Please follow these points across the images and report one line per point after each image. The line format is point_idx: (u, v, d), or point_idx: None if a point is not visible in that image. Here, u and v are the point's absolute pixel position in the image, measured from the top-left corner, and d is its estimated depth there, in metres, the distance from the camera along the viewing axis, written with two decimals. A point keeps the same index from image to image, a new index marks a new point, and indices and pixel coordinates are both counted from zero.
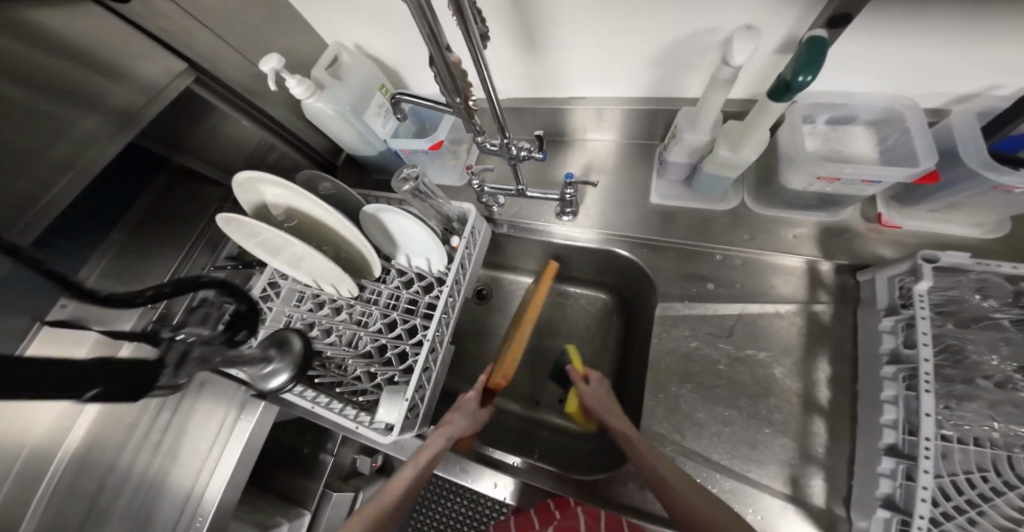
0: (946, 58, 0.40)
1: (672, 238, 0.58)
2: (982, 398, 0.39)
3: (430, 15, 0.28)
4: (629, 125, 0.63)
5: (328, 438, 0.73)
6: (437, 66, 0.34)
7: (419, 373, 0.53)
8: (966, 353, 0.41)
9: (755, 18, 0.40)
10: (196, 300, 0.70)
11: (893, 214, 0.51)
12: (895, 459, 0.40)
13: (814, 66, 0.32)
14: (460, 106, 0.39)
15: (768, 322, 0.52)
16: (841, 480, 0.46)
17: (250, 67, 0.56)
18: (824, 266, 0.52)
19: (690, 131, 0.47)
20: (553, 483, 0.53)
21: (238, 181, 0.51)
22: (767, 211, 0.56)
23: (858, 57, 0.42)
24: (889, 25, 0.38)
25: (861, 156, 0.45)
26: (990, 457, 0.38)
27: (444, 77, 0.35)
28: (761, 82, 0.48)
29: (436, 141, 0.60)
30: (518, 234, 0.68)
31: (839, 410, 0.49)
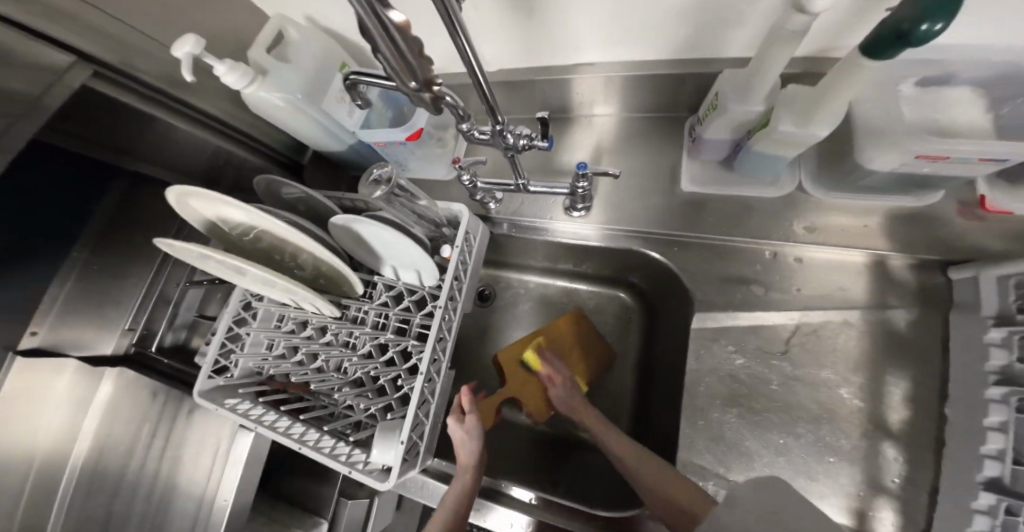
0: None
1: (706, 232, 0.48)
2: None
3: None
4: (649, 95, 0.51)
5: None
6: (373, 40, 0.22)
7: (415, 409, 0.45)
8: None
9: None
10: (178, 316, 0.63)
11: (1000, 196, 0.40)
12: (999, 496, 0.31)
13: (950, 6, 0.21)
14: (420, 95, 0.26)
15: (832, 333, 0.43)
16: (921, 515, 0.38)
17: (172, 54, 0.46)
18: (896, 261, 0.43)
19: (739, 98, 0.36)
20: (571, 518, 0.46)
21: (171, 200, 0.40)
22: (832, 196, 0.45)
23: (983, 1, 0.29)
24: None
25: (969, 126, 0.32)
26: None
27: (386, 53, 0.23)
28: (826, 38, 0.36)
29: (415, 129, 0.49)
30: (520, 235, 0.58)
31: (920, 434, 0.40)
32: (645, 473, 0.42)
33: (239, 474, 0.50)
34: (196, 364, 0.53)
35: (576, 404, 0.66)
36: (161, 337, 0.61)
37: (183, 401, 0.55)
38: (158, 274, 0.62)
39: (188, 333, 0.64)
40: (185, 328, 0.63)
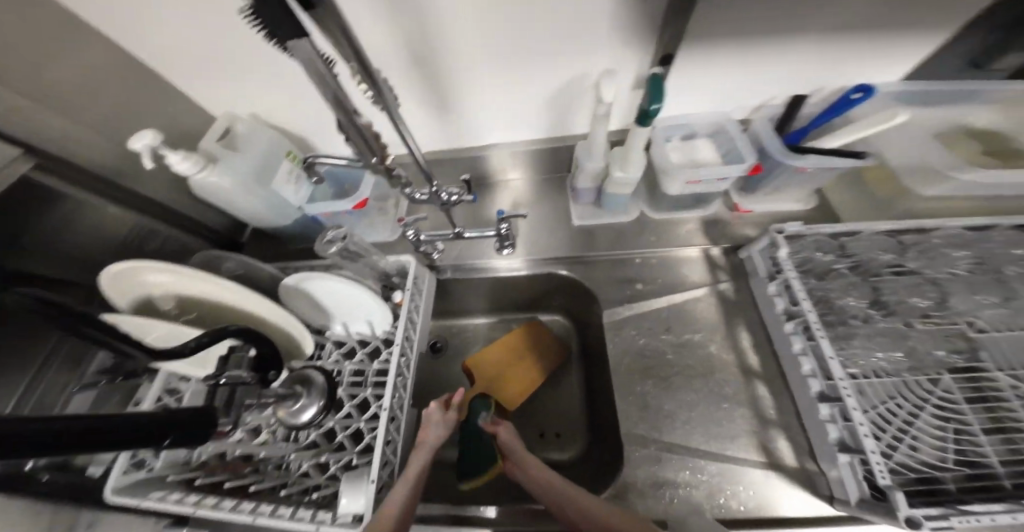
0: (738, 80, 0.54)
1: (596, 250, 0.65)
2: (860, 335, 0.47)
3: (330, 81, 0.29)
4: (541, 163, 0.71)
5: None
6: (349, 132, 0.34)
7: (382, 446, 0.44)
8: (832, 300, 0.49)
9: (614, 63, 0.52)
10: None
11: (745, 202, 0.62)
12: (830, 405, 0.43)
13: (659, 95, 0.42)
14: (378, 166, 0.39)
15: (693, 306, 0.59)
16: (798, 431, 0.49)
17: (116, 147, 0.51)
18: (715, 251, 0.62)
19: (587, 157, 0.57)
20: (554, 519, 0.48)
21: (104, 279, 0.40)
22: (660, 214, 0.66)
23: (680, 89, 0.57)
24: (698, 63, 0.52)
25: (710, 162, 0.55)
26: (892, 385, 0.44)
27: (356, 139, 0.36)
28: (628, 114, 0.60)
29: (360, 199, 0.59)
30: (464, 276, 0.68)
31: (769, 369, 0.53)
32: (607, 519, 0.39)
33: None
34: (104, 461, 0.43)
35: (538, 428, 0.71)
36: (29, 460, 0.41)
37: None
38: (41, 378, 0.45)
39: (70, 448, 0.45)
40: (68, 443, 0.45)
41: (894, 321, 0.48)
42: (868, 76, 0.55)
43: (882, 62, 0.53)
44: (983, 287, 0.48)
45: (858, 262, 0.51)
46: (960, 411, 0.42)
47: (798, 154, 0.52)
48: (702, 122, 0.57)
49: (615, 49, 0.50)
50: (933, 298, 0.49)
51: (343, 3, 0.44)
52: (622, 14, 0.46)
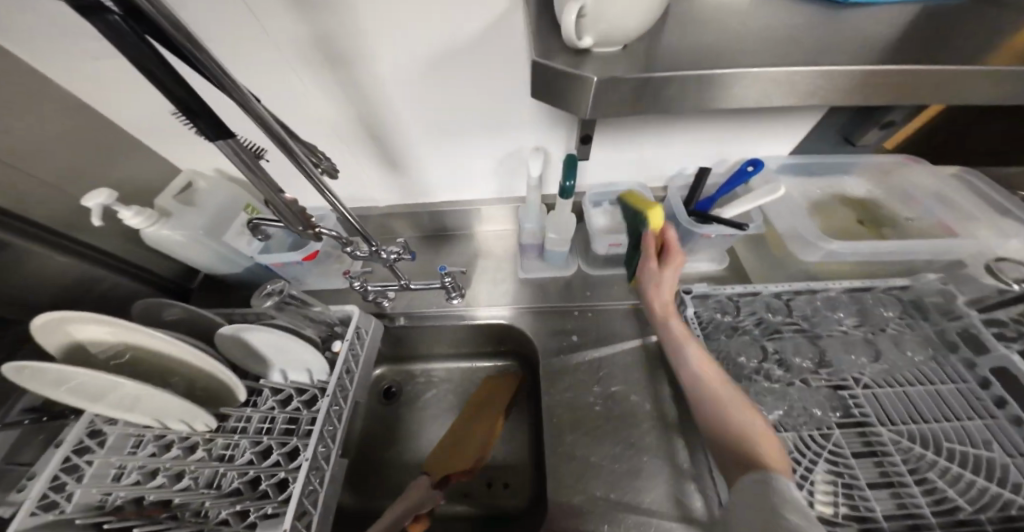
0: (651, 153, 0.62)
1: (539, 302, 0.70)
2: (759, 389, 0.53)
3: (254, 170, 0.34)
4: (487, 219, 0.76)
5: None
6: (274, 204, 0.38)
7: (300, 497, 0.44)
8: (734, 358, 0.55)
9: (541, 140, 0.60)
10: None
11: None
12: None
13: (570, 174, 0.49)
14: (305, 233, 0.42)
15: (622, 358, 0.63)
16: (709, 483, 0.51)
17: (72, 201, 0.54)
18: (644, 306, 0.67)
19: (526, 220, 0.64)
20: None
21: (36, 325, 0.40)
22: (599, 273, 0.71)
23: (605, 164, 0.64)
24: (616, 139, 0.60)
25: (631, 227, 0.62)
26: (790, 439, 0.48)
27: (283, 212, 0.39)
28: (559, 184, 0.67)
29: (311, 251, 0.63)
30: (419, 320, 0.71)
31: (687, 419, 0.57)
32: (750, 424, 0.38)
33: None
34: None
35: (485, 479, 0.70)
36: None
37: None
38: None
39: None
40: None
41: (792, 376, 0.55)
42: (758, 152, 0.64)
43: (768, 141, 0.62)
44: (854, 346, 0.56)
45: (761, 319, 0.58)
46: (851, 467, 0.46)
47: (704, 223, 0.58)
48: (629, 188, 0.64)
49: (545, 130, 0.58)
50: (813, 357, 0.56)
51: (298, 85, 0.50)
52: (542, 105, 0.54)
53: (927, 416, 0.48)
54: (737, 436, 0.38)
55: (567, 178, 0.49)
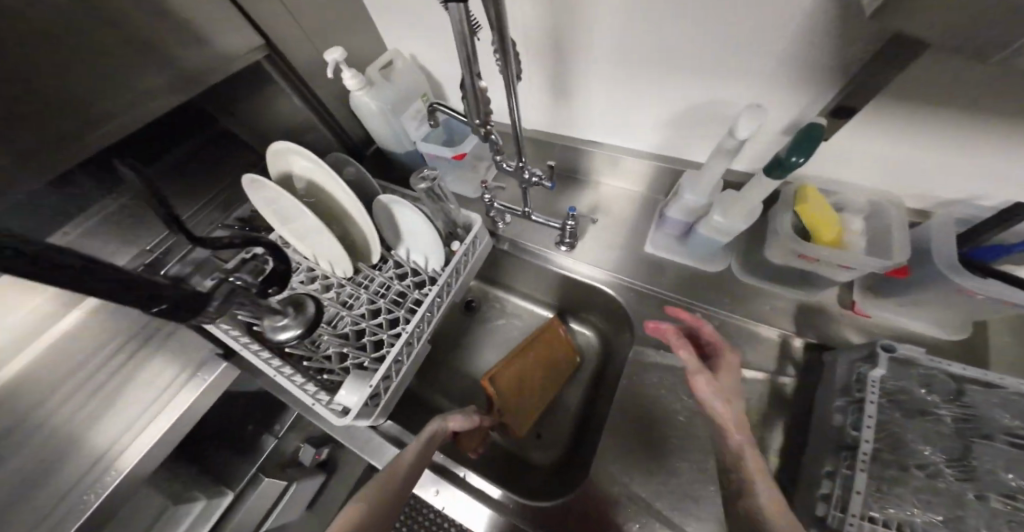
0: (926, 158, 0.44)
1: (662, 287, 0.61)
2: (908, 484, 0.39)
3: (468, 45, 0.32)
4: (639, 176, 0.67)
5: (276, 421, 0.81)
6: (467, 90, 0.37)
7: (390, 363, 0.52)
8: (904, 440, 0.41)
9: (763, 97, 0.46)
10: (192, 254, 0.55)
11: (868, 304, 0.52)
12: None
13: (806, 146, 0.37)
14: (479, 127, 0.42)
15: (735, 384, 0.54)
16: None
17: (319, 53, 0.61)
18: (796, 342, 0.54)
19: (691, 189, 0.53)
20: (500, 506, 0.50)
21: (276, 147, 0.53)
22: (748, 279, 0.58)
23: (841, 152, 0.48)
24: (889, 123, 0.42)
25: (847, 243, 0.47)
26: None
27: (471, 99, 0.38)
28: (765, 159, 0.53)
29: (459, 152, 0.65)
30: (515, 254, 0.71)
31: (788, 481, 0.47)
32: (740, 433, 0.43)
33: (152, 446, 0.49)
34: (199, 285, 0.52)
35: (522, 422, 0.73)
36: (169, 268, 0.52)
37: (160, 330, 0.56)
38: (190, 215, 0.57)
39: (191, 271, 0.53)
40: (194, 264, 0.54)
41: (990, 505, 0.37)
42: None
43: None
44: None
45: (973, 418, 0.40)
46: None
47: (972, 273, 0.42)
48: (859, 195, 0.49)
49: (775, 87, 0.44)
50: None
51: None
52: (801, 54, 0.40)
53: None
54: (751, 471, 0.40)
55: (798, 152, 0.37)
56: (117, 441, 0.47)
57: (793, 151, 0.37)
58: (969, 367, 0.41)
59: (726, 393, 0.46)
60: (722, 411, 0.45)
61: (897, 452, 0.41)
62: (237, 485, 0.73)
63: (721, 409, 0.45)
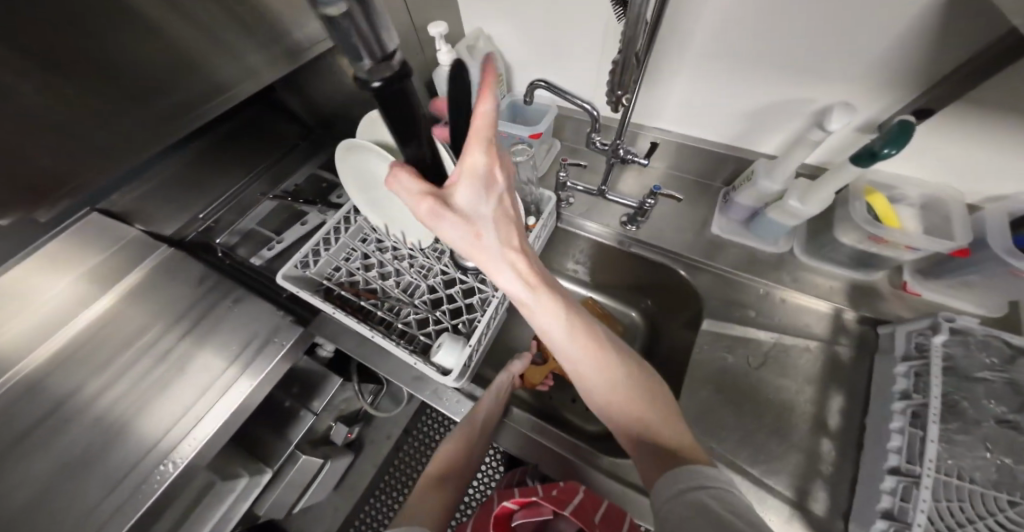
0: (986, 157, 0.50)
1: (726, 265, 0.66)
2: (973, 433, 0.43)
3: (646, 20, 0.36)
4: (702, 163, 0.71)
5: (315, 397, 0.73)
6: (625, 57, 0.41)
7: (483, 327, 0.56)
8: (955, 402, 0.45)
9: (848, 94, 0.51)
10: (241, 224, 0.76)
11: (918, 283, 0.58)
12: (895, 478, 0.42)
13: (899, 140, 0.42)
14: (614, 98, 0.48)
15: (798, 353, 0.58)
16: (845, 500, 0.47)
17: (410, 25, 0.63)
18: (848, 315, 0.60)
19: (767, 178, 0.58)
20: (589, 462, 0.54)
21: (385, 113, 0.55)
22: (811, 261, 0.63)
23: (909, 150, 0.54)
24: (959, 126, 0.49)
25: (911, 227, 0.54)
26: (969, 491, 0.39)
27: (620, 72, 0.44)
28: (841, 152, 0.58)
29: (537, 132, 0.67)
30: (568, 229, 0.74)
31: (851, 438, 0.51)
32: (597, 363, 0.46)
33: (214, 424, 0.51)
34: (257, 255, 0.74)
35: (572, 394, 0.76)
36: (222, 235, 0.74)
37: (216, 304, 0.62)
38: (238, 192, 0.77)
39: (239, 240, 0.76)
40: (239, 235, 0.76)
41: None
42: None
43: None
44: None
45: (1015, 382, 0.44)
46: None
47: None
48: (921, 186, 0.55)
49: (860, 86, 0.50)
50: None
51: None
52: (891, 55, 0.45)
53: None
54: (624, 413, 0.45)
55: (894, 145, 0.42)
56: (191, 411, 0.51)
57: (890, 143, 0.42)
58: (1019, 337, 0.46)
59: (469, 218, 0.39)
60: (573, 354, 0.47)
61: (970, 409, 0.44)
62: (277, 461, 0.66)
63: (558, 325, 0.45)
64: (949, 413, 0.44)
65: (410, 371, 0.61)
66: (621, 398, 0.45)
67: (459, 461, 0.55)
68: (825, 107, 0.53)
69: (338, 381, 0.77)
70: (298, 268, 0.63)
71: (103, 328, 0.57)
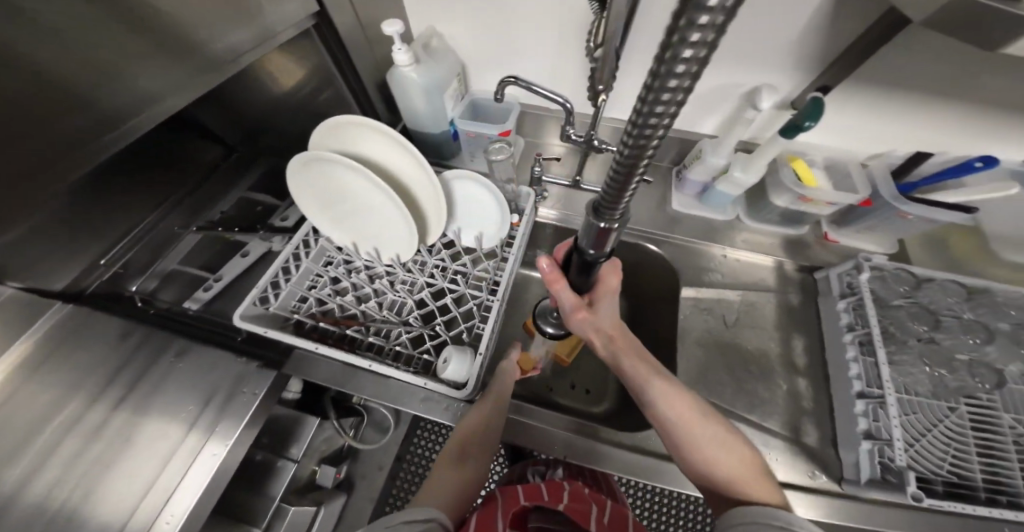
0: (872, 125, 0.62)
1: (689, 237, 0.72)
2: (908, 352, 0.53)
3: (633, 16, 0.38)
4: (653, 147, 0.77)
5: (293, 442, 0.65)
6: (604, 49, 0.43)
7: (489, 333, 0.54)
8: (891, 329, 0.55)
9: (767, 77, 0.60)
10: (158, 265, 0.64)
11: (834, 232, 0.70)
12: (865, 400, 0.50)
13: (815, 113, 0.50)
14: (596, 93, 0.49)
15: (761, 305, 0.67)
16: (825, 423, 0.55)
17: (356, 23, 0.58)
18: (789, 267, 0.70)
19: (713, 153, 0.66)
20: (615, 446, 0.55)
21: (345, 119, 0.50)
22: (753, 222, 0.73)
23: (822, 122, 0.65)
24: (853, 100, 0.60)
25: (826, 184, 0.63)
26: (923, 404, 0.50)
27: (601, 66, 0.45)
28: (766, 128, 0.68)
29: (506, 129, 0.66)
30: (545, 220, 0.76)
31: (816, 370, 0.60)
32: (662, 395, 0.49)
33: (194, 488, 0.45)
34: (193, 296, 0.63)
35: (571, 382, 0.77)
36: (139, 281, 0.62)
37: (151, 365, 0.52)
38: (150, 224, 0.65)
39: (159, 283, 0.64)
40: (159, 278, 0.64)
41: (948, 356, 0.53)
42: (998, 148, 0.61)
43: (997, 145, 0.60)
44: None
45: (924, 302, 0.57)
46: (962, 436, 0.48)
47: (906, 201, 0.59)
48: (830, 152, 0.67)
49: (777, 70, 0.58)
50: (982, 335, 0.54)
51: None
52: (796, 43, 0.54)
53: None
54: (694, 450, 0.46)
55: (812, 117, 0.50)
56: (158, 485, 0.44)
57: (808, 116, 0.50)
58: (924, 270, 0.58)
59: (602, 320, 0.53)
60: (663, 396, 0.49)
61: (898, 332, 0.55)
62: (264, 519, 0.59)
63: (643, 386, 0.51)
64: (886, 338, 0.54)
65: (416, 392, 0.57)
66: (705, 448, 0.46)
67: (478, 432, 0.51)
68: (752, 89, 0.61)
69: (315, 421, 0.66)
70: (257, 306, 0.55)
71: (4, 406, 0.45)
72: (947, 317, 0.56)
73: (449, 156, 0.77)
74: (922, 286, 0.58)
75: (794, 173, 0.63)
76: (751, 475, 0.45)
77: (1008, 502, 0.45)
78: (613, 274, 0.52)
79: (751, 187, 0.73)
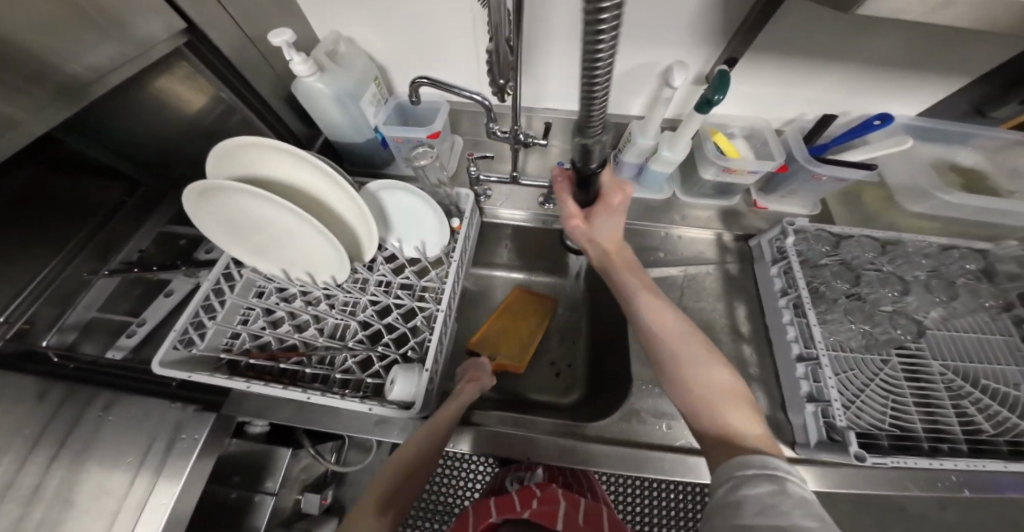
0: (782, 92, 0.65)
1: (632, 220, 0.73)
2: (834, 309, 0.57)
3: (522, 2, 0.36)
4: None
5: (266, 476, 0.64)
6: (496, 42, 0.41)
7: (435, 347, 0.53)
8: (816, 287, 0.59)
9: (680, 55, 0.61)
10: (70, 316, 0.59)
11: (761, 199, 0.73)
12: (804, 363, 0.54)
13: (724, 86, 0.50)
14: (502, 87, 0.48)
15: (703, 278, 0.70)
16: (767, 384, 0.59)
17: (242, 34, 0.53)
18: (727, 238, 0.72)
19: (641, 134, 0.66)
20: (577, 439, 0.56)
21: (243, 141, 0.46)
22: (690, 198, 0.75)
23: (738, 92, 0.66)
24: (761, 71, 0.62)
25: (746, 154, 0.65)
26: (854, 359, 0.54)
27: (498, 61, 0.44)
28: (687, 104, 0.70)
29: (435, 130, 0.63)
30: (490, 219, 0.75)
31: (760, 335, 0.63)
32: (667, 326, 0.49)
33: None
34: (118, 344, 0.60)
35: (537, 376, 0.78)
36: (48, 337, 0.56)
37: (85, 422, 0.51)
38: (57, 270, 0.58)
39: (78, 336, 0.59)
40: (75, 330, 0.59)
41: (866, 307, 0.58)
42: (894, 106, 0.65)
43: (893, 101, 0.64)
44: (934, 288, 0.58)
45: (844, 259, 0.61)
46: (897, 388, 0.52)
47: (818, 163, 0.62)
48: (749, 121, 0.69)
49: (688, 47, 0.59)
50: (899, 287, 0.59)
51: None
52: (700, 21, 0.55)
53: (976, 358, 0.54)
54: (692, 387, 0.45)
55: (720, 90, 0.50)
56: None
57: (717, 89, 0.50)
58: (843, 228, 0.62)
59: (599, 234, 0.58)
60: (667, 328, 0.49)
61: (827, 291, 0.59)
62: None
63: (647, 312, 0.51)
64: (815, 298, 0.58)
65: (369, 417, 0.55)
66: (699, 379, 0.45)
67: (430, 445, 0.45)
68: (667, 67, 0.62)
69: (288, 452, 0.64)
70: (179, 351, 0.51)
71: None
72: (868, 272, 0.60)
73: (382, 164, 0.74)
74: (840, 243, 0.62)
75: (713, 147, 0.65)
76: (753, 425, 0.41)
77: (949, 449, 0.49)
78: (615, 192, 0.56)
79: (683, 163, 0.75)
